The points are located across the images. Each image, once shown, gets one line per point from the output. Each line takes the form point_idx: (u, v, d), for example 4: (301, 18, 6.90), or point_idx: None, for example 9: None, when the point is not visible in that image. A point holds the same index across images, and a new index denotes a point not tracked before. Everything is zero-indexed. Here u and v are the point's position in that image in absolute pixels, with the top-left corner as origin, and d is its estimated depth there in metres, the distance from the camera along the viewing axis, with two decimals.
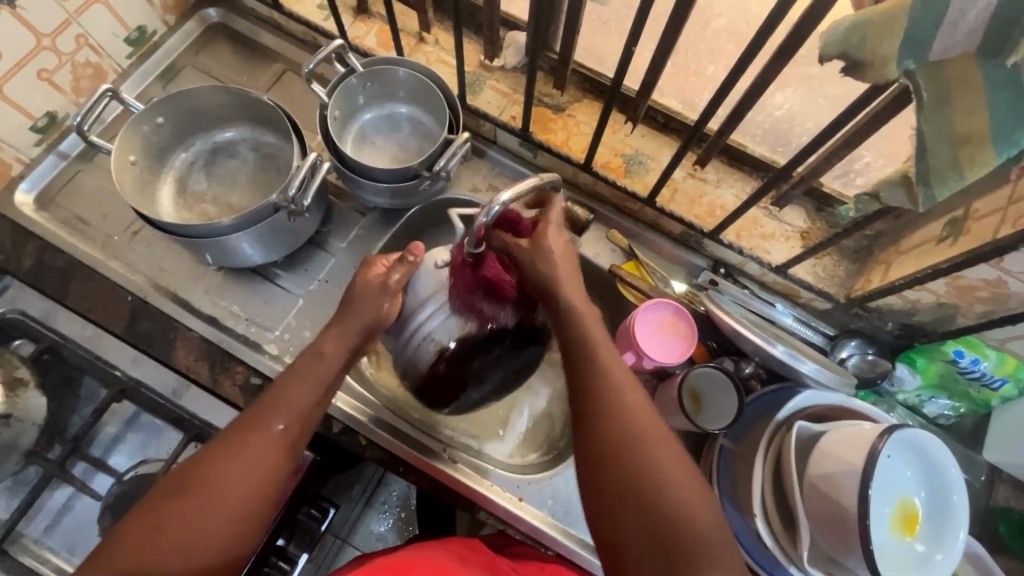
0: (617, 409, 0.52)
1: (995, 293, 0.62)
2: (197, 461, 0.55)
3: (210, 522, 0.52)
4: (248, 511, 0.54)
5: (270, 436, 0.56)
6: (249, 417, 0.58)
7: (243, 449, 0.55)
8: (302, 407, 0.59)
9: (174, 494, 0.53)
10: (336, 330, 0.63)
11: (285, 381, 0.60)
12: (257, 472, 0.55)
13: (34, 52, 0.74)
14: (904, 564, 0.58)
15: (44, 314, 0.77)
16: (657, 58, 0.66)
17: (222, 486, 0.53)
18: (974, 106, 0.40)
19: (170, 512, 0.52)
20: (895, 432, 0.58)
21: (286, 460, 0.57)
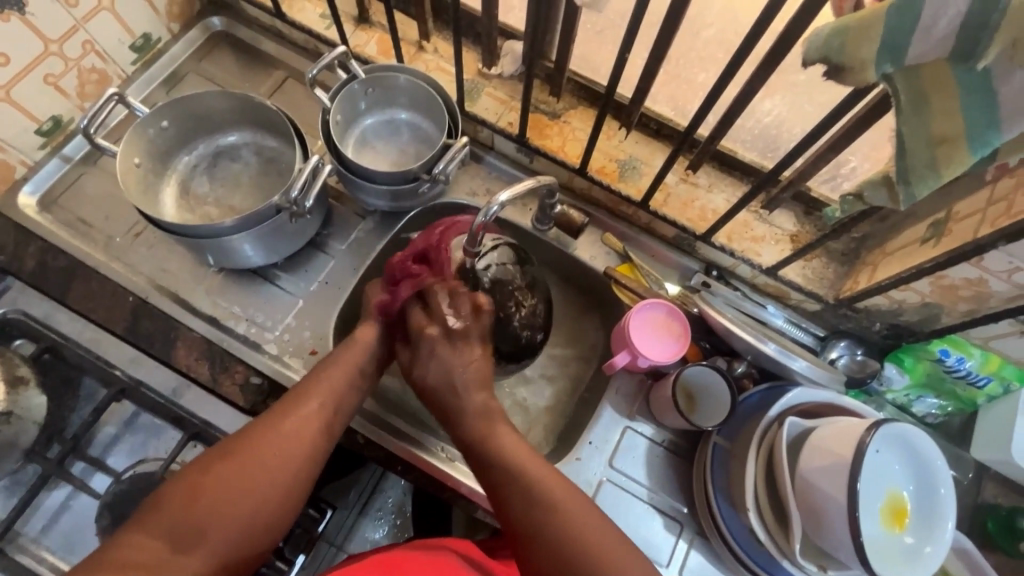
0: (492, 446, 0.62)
1: (977, 292, 0.64)
2: (246, 430, 0.60)
3: (256, 487, 0.56)
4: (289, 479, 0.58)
5: (314, 411, 0.62)
6: (293, 397, 0.63)
7: (288, 422, 0.61)
8: (339, 390, 0.66)
9: (225, 455, 0.57)
10: (369, 326, 0.71)
11: (324, 371, 0.67)
12: (305, 439, 0.60)
13: (41, 57, 0.75)
14: (895, 557, 0.59)
15: (46, 315, 0.78)
16: (650, 65, 0.68)
17: (270, 453, 0.58)
18: (947, 108, 0.42)
19: (219, 472, 0.56)
20: (884, 427, 0.59)
21: (325, 439, 0.62)
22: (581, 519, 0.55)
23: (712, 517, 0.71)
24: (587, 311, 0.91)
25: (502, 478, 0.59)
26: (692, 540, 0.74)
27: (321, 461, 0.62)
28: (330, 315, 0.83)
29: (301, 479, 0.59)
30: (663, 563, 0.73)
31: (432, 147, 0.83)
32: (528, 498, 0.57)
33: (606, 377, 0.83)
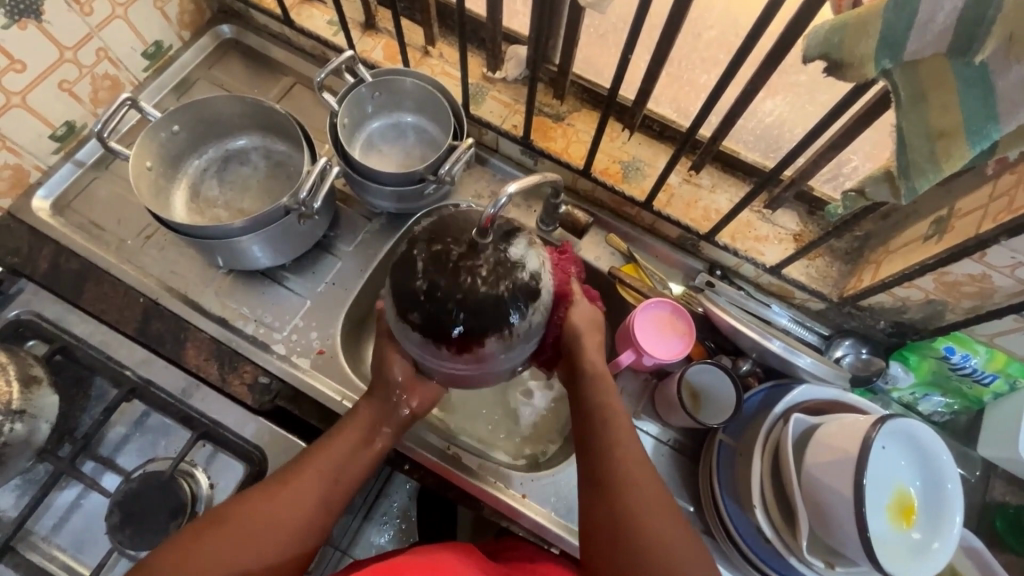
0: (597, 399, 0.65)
1: (980, 288, 0.64)
2: (241, 500, 0.60)
3: (239, 560, 0.56)
4: (276, 556, 0.58)
5: (313, 482, 0.62)
6: (297, 464, 0.63)
7: (286, 497, 0.60)
8: (345, 458, 0.64)
9: (221, 522, 0.58)
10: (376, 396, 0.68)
11: (332, 439, 0.65)
12: (296, 517, 0.60)
13: (57, 64, 0.77)
14: (903, 553, 0.59)
15: (58, 316, 0.79)
16: (652, 68, 0.69)
17: (261, 527, 0.58)
18: (946, 103, 0.43)
19: (205, 543, 0.56)
20: (890, 421, 0.59)
21: (320, 517, 0.61)
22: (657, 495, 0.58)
23: (718, 514, 0.71)
24: None
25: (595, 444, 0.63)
26: (699, 538, 0.74)
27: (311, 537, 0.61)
28: (337, 316, 0.84)
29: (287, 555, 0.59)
30: None
31: (437, 149, 0.85)
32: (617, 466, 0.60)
33: (611, 376, 0.84)
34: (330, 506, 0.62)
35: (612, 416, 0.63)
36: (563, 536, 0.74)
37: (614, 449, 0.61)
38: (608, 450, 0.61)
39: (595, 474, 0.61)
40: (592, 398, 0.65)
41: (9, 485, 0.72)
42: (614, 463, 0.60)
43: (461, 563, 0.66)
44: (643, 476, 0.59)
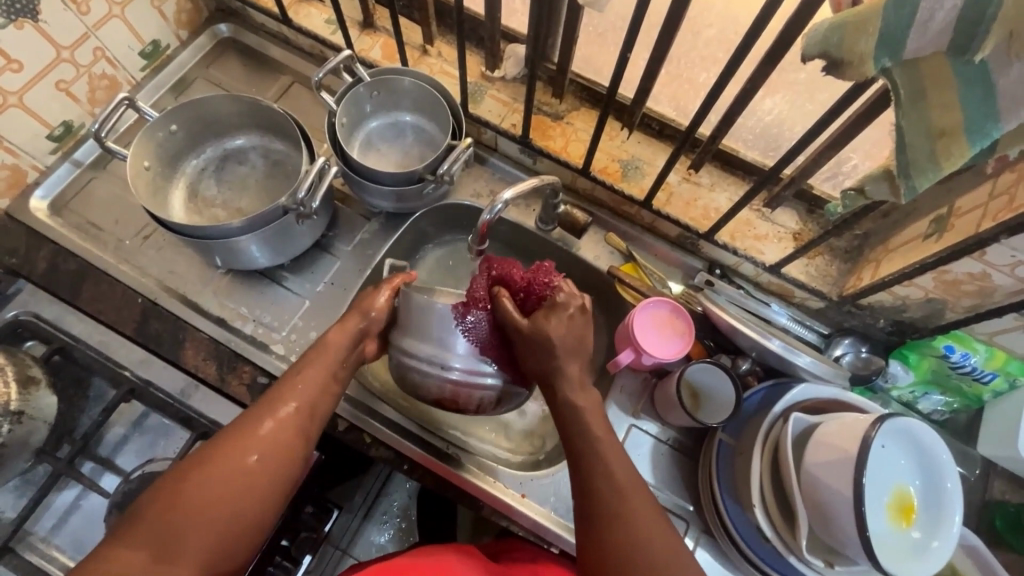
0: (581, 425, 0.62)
1: (980, 286, 0.64)
2: (214, 442, 0.59)
3: (226, 496, 0.56)
4: (263, 487, 0.58)
5: (286, 414, 0.62)
6: (261, 405, 0.62)
7: (257, 433, 0.59)
8: (311, 389, 0.65)
9: (193, 468, 0.56)
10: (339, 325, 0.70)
11: (294, 377, 0.65)
12: (277, 450, 0.60)
13: (54, 63, 0.77)
14: (902, 552, 0.59)
15: (56, 317, 0.79)
16: (651, 67, 0.69)
17: (238, 464, 0.57)
18: (947, 101, 0.42)
19: (189, 488, 0.55)
20: (890, 421, 0.59)
21: (297, 444, 0.61)
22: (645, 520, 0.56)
23: (718, 514, 0.71)
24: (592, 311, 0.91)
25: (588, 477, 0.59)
26: (699, 537, 0.74)
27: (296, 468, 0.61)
28: (335, 315, 0.83)
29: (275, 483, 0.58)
30: None
31: (436, 149, 0.85)
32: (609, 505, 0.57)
33: (610, 375, 0.84)
34: (307, 437, 0.63)
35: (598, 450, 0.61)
36: (562, 535, 0.74)
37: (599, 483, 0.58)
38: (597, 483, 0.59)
39: (582, 507, 0.59)
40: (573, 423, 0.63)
41: (7, 485, 0.72)
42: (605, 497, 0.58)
43: (461, 569, 0.66)
44: (634, 508, 0.57)
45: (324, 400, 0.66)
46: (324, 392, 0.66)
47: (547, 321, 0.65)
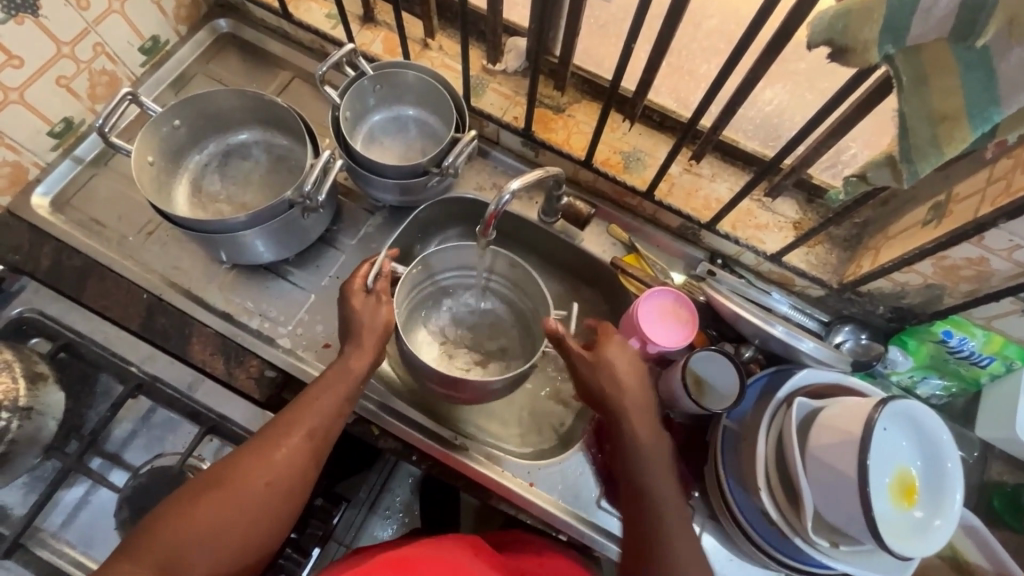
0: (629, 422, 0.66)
1: (978, 271, 0.65)
2: (230, 461, 0.60)
3: (236, 519, 0.57)
4: (273, 510, 0.59)
5: (300, 441, 0.62)
6: (278, 425, 0.62)
7: (272, 459, 0.60)
8: (326, 412, 0.64)
9: (211, 488, 0.58)
10: (358, 349, 0.67)
11: (311, 397, 0.64)
12: (289, 475, 0.60)
13: (54, 59, 0.77)
14: (906, 532, 0.60)
15: (61, 314, 0.79)
16: (654, 58, 0.70)
17: (251, 488, 0.59)
18: (950, 86, 0.43)
19: (203, 509, 0.57)
20: (890, 403, 0.61)
21: (310, 469, 0.62)
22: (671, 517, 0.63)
23: (723, 498, 0.72)
24: (595, 302, 0.92)
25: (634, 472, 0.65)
26: (705, 524, 0.75)
27: (305, 491, 0.62)
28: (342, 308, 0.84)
29: (285, 512, 0.60)
30: None
31: (439, 141, 0.85)
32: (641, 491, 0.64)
33: None
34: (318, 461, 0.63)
35: (642, 471, 0.65)
36: (571, 523, 0.75)
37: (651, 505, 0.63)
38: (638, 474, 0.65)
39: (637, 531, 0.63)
40: (632, 423, 0.66)
41: (17, 481, 0.72)
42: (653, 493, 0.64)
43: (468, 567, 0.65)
44: (660, 495, 0.64)
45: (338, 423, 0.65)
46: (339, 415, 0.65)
47: (605, 348, 0.68)
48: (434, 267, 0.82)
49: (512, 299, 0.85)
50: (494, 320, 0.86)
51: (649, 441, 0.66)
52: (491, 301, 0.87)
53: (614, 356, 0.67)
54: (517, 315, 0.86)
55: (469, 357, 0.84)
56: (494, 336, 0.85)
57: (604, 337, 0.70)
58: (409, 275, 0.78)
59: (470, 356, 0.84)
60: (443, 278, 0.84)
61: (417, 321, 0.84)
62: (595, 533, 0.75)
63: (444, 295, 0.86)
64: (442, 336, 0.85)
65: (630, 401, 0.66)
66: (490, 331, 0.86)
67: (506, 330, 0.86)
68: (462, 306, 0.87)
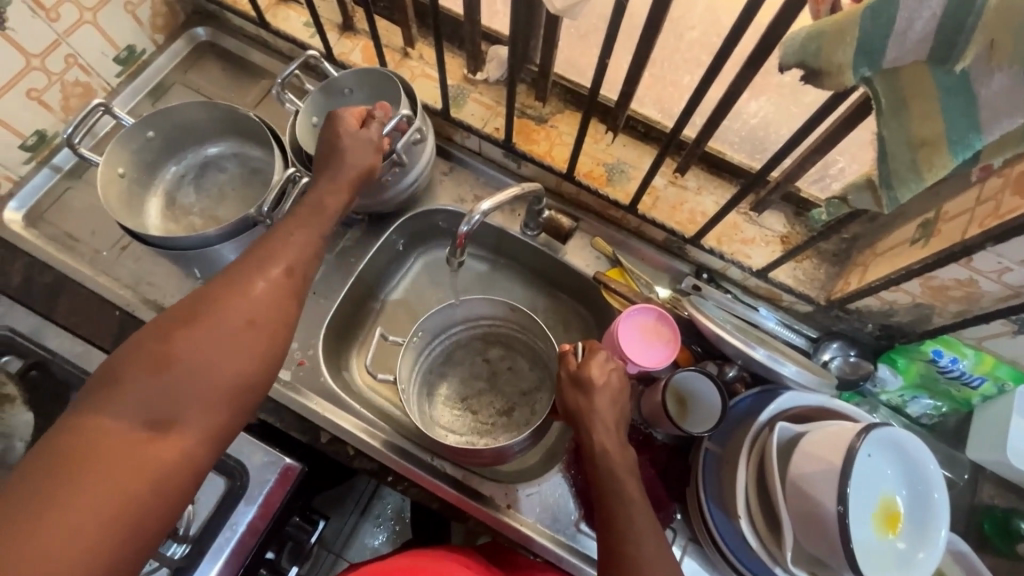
0: (594, 433, 0.62)
1: (967, 292, 0.63)
2: (197, 295, 0.53)
3: (223, 355, 0.50)
4: (256, 353, 0.52)
5: (274, 277, 0.56)
6: (244, 267, 0.56)
7: (250, 291, 0.54)
8: (300, 252, 0.60)
9: (179, 325, 0.50)
10: (332, 186, 0.64)
11: (284, 234, 0.60)
12: (270, 304, 0.54)
13: (24, 72, 0.75)
14: (887, 562, 0.58)
15: (33, 330, 0.76)
16: (634, 70, 0.67)
17: (232, 317, 0.52)
18: (928, 110, 0.41)
19: (178, 339, 0.49)
20: (874, 431, 0.58)
21: (292, 302, 0.56)
22: (647, 531, 0.57)
23: (704, 524, 0.70)
24: (579, 317, 0.91)
25: (598, 483, 0.61)
26: (686, 546, 0.74)
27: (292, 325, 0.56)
28: (319, 327, 0.82)
29: (274, 347, 0.54)
30: None
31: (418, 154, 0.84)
32: (606, 502, 0.59)
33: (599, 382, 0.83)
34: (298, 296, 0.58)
35: (610, 487, 0.59)
36: (549, 547, 0.74)
37: (618, 522, 0.57)
38: (604, 485, 0.60)
39: (602, 549, 0.58)
40: (598, 432, 0.62)
41: None
42: (616, 504, 0.58)
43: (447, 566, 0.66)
44: (632, 508, 0.58)
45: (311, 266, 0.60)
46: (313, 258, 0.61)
47: (589, 363, 0.66)
48: (445, 323, 0.83)
49: (530, 344, 0.84)
50: (510, 364, 0.85)
51: (622, 461, 0.61)
52: (509, 345, 0.86)
53: (596, 374, 0.65)
54: (534, 356, 0.84)
55: (494, 407, 0.83)
56: (517, 381, 0.84)
57: (589, 352, 0.67)
58: (410, 346, 0.78)
59: (495, 405, 0.83)
60: (452, 331, 0.84)
61: (438, 378, 0.85)
62: (572, 557, 0.74)
63: (461, 346, 0.86)
64: (457, 388, 0.85)
65: (602, 411, 0.63)
66: (512, 378, 0.85)
67: (528, 374, 0.84)
68: (478, 357, 0.86)
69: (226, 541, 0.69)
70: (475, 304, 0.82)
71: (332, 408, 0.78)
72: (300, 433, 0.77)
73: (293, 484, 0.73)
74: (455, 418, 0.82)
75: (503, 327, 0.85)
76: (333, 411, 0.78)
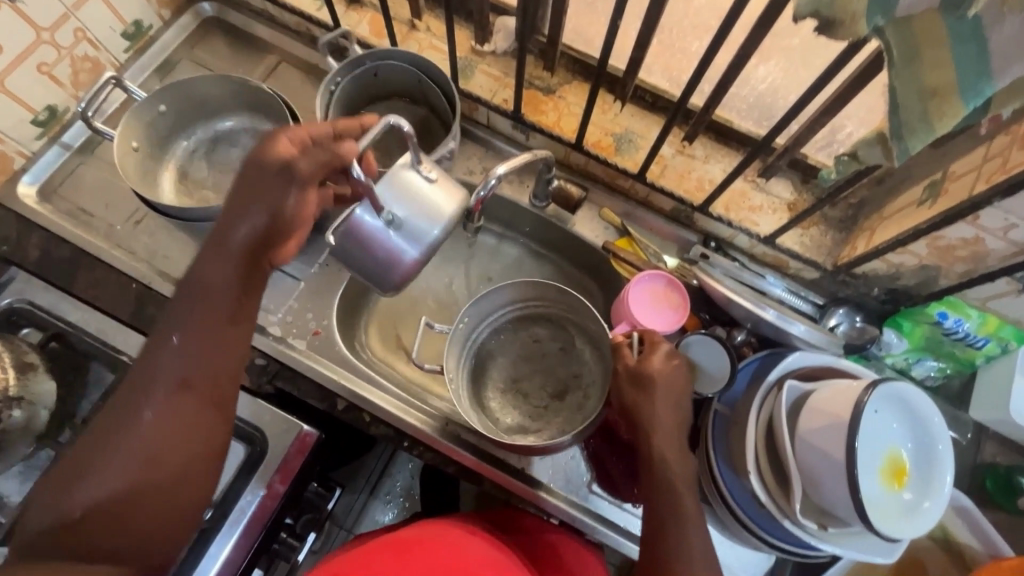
0: (651, 435, 0.64)
1: (974, 251, 0.64)
2: (108, 420, 0.57)
3: (138, 485, 0.54)
4: (172, 473, 0.56)
5: (175, 389, 0.57)
6: (142, 385, 0.57)
7: (151, 415, 0.56)
8: (201, 353, 0.59)
9: (90, 462, 0.54)
10: (221, 262, 0.61)
11: (184, 331, 0.59)
12: (179, 420, 0.57)
13: (35, 46, 0.75)
14: (893, 512, 0.60)
15: (52, 304, 0.77)
16: (643, 37, 0.67)
17: (137, 448, 0.55)
18: (940, 58, 0.42)
19: (88, 475, 0.54)
20: (880, 385, 0.60)
21: (201, 413, 0.58)
22: (693, 533, 0.61)
23: (713, 480, 0.72)
24: (588, 288, 0.92)
25: (651, 482, 0.64)
26: None
27: (208, 428, 0.58)
28: (332, 299, 0.83)
29: (188, 463, 0.57)
30: None
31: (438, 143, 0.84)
32: (657, 499, 0.63)
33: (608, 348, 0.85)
34: (212, 399, 0.59)
35: (663, 488, 0.63)
36: (561, 507, 0.76)
37: (667, 521, 0.61)
38: (660, 485, 0.63)
39: (649, 545, 0.62)
40: (659, 436, 0.64)
41: (11, 471, 0.72)
42: (667, 505, 0.62)
43: (468, 540, 0.68)
44: (683, 509, 0.62)
45: (226, 364, 0.60)
46: (231, 351, 0.61)
47: (650, 359, 0.66)
48: (490, 308, 0.83)
49: (579, 324, 0.83)
50: (563, 347, 0.84)
51: (677, 461, 0.64)
52: (561, 328, 0.85)
53: (657, 371, 0.65)
54: (585, 338, 0.83)
55: (546, 389, 0.83)
56: (567, 364, 0.84)
57: (649, 346, 0.68)
58: (456, 332, 0.80)
59: (547, 387, 0.83)
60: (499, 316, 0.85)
61: (489, 362, 0.85)
62: (585, 516, 0.76)
63: (510, 330, 0.86)
64: (510, 373, 0.85)
65: (662, 411, 0.64)
66: (562, 360, 0.84)
67: (580, 356, 0.84)
68: (530, 340, 0.86)
69: (248, 505, 0.70)
70: (522, 288, 0.82)
71: (347, 374, 0.79)
72: (318, 401, 0.79)
73: (310, 449, 0.74)
74: (506, 401, 0.82)
75: (549, 309, 0.84)
76: (348, 379, 0.79)
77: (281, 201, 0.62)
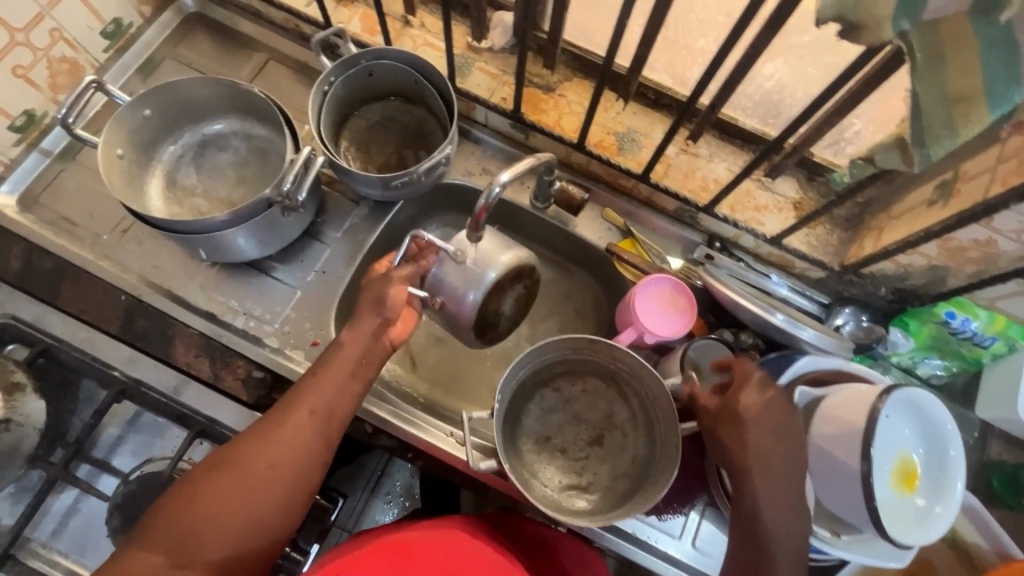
0: (746, 474, 0.60)
1: (985, 253, 0.63)
2: (243, 436, 0.61)
3: (248, 501, 0.58)
4: (280, 500, 0.59)
5: (305, 419, 0.62)
6: (277, 409, 0.63)
7: (278, 435, 0.61)
8: (335, 392, 0.64)
9: (216, 466, 0.59)
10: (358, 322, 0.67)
11: (322, 371, 0.64)
12: (298, 448, 0.61)
13: (9, 48, 0.71)
14: (907, 520, 0.59)
15: (37, 318, 0.75)
16: (648, 35, 0.65)
17: (258, 467, 0.59)
18: (968, 62, 0.40)
19: (209, 481, 0.58)
20: (895, 392, 0.59)
21: (317, 447, 0.62)
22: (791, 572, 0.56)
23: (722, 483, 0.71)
24: (591, 290, 0.90)
25: (745, 521, 0.59)
26: (705, 510, 0.76)
27: (321, 464, 0.62)
28: (330, 308, 0.81)
29: (294, 493, 0.60)
30: (674, 534, 0.76)
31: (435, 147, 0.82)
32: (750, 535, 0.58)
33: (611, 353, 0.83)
34: (330, 437, 0.63)
35: (759, 530, 0.58)
36: None
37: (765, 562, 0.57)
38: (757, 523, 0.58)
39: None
40: (757, 477, 0.59)
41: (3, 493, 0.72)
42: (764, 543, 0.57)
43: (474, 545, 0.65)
44: (778, 548, 0.57)
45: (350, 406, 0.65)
46: (353, 400, 0.65)
47: (740, 396, 0.62)
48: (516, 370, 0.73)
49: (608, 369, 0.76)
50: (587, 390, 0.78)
51: (779, 499, 0.59)
52: (585, 372, 0.78)
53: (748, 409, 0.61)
54: (612, 379, 0.77)
55: (580, 437, 0.77)
56: (595, 407, 0.78)
57: (734, 385, 0.63)
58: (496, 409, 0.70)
59: (582, 436, 0.77)
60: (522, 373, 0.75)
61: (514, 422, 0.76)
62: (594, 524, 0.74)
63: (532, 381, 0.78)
64: (536, 427, 0.77)
65: (752, 444, 0.60)
66: (590, 404, 0.78)
67: (608, 396, 0.78)
68: (548, 388, 0.78)
69: None
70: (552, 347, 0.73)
71: None
72: None
73: None
74: (545, 462, 0.76)
75: (576, 356, 0.77)
76: None
77: (382, 295, 0.66)
